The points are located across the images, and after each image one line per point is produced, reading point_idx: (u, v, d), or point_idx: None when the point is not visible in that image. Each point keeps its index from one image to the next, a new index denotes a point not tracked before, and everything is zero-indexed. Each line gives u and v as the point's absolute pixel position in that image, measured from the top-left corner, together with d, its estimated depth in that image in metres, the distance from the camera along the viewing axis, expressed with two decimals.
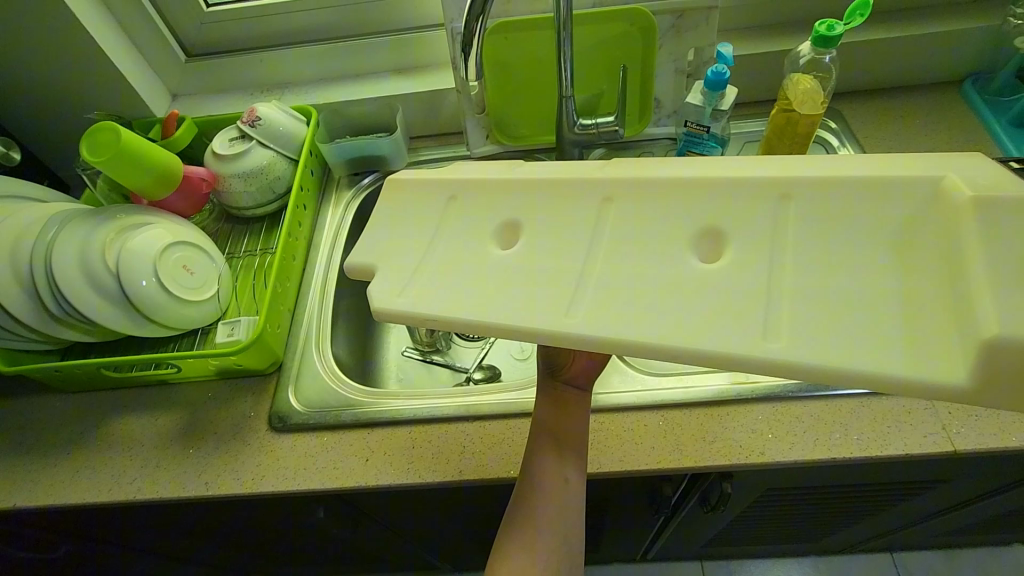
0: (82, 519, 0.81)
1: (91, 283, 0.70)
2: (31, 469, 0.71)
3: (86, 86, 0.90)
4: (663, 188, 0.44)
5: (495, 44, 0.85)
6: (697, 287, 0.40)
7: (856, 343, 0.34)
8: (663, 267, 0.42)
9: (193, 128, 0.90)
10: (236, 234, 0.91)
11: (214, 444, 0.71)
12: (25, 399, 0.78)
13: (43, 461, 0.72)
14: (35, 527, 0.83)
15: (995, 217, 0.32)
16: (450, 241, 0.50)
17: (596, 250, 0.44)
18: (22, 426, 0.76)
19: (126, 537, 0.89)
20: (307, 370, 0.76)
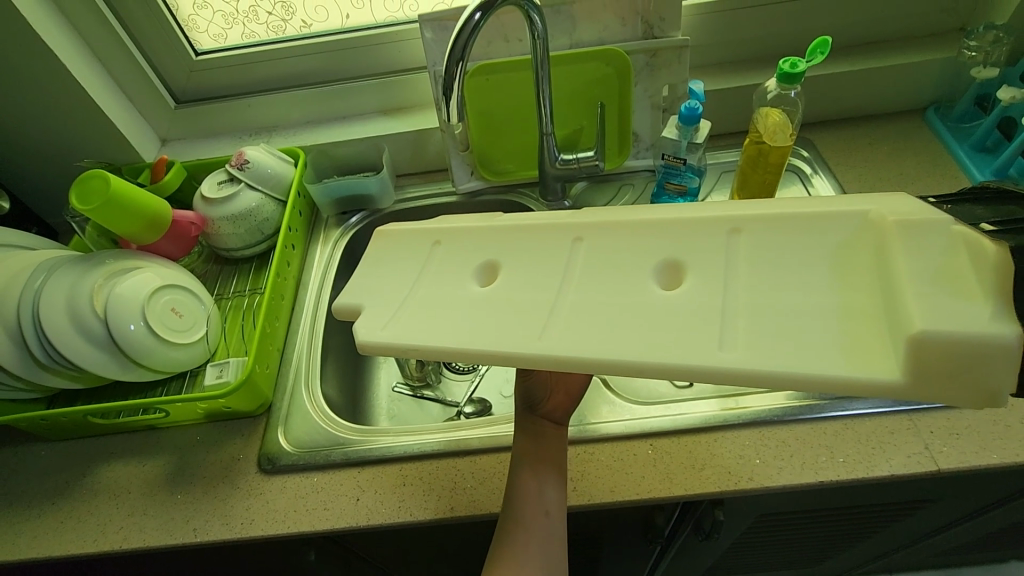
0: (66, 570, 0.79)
1: (80, 329, 0.70)
2: (14, 520, 0.70)
3: (76, 134, 0.91)
4: (640, 223, 0.46)
5: (477, 85, 0.88)
6: (669, 312, 0.41)
7: (807, 352, 0.36)
8: (637, 295, 0.43)
9: (183, 172, 0.92)
10: (225, 275, 0.92)
11: (203, 489, 0.70)
12: (9, 449, 0.77)
13: (26, 512, 0.71)
14: None
15: (913, 238, 0.36)
16: (437, 279, 0.51)
17: (575, 284, 0.45)
18: (6, 476, 0.74)
19: None
20: (296, 409, 0.76)
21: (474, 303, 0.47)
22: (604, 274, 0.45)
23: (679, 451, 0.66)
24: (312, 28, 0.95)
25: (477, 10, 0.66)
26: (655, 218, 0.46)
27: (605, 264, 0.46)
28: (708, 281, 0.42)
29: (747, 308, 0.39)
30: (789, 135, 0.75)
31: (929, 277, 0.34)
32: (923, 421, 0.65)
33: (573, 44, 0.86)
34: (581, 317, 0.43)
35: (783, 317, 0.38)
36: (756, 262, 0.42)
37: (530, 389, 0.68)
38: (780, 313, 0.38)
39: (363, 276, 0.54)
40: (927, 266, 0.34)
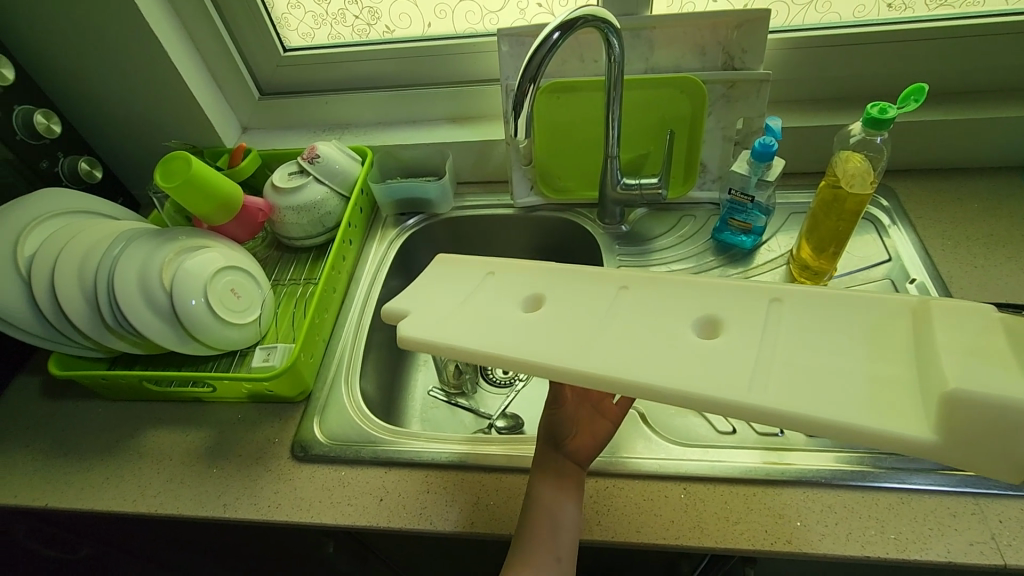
0: (106, 524, 0.83)
1: (147, 298, 0.74)
2: (66, 470, 0.75)
3: (168, 116, 0.97)
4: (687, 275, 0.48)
5: (548, 102, 0.88)
6: (712, 354, 0.40)
7: (834, 399, 0.36)
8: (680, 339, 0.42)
9: (258, 160, 0.96)
10: (284, 262, 0.95)
11: (237, 467, 0.73)
12: (71, 402, 0.82)
13: (78, 463, 0.75)
14: (61, 526, 0.86)
15: (951, 320, 0.37)
16: (481, 296, 0.51)
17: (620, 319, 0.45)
18: (66, 427, 0.80)
19: (143, 547, 0.91)
20: (333, 401, 0.78)
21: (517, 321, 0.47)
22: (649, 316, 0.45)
23: (716, 500, 0.63)
24: (394, 34, 0.98)
25: (556, 30, 0.66)
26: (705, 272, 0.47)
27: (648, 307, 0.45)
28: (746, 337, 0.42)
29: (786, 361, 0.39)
30: (869, 182, 0.70)
31: (963, 350, 0.35)
32: (991, 508, 0.59)
33: (649, 69, 0.85)
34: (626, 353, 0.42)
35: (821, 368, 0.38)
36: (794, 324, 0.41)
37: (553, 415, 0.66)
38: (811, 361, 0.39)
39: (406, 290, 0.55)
40: (962, 341, 0.35)
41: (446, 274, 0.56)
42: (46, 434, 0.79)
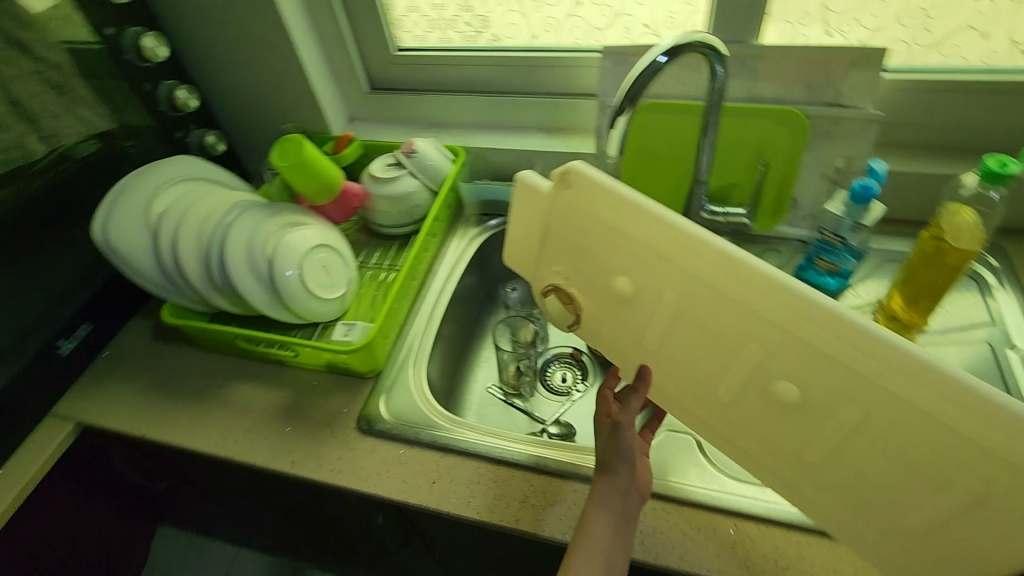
0: (186, 462, 0.91)
1: (250, 264, 0.82)
2: (164, 408, 0.83)
3: (288, 101, 1.06)
4: None
5: (642, 122, 0.89)
6: (798, 354, 0.45)
7: None
8: (763, 359, 0.48)
9: (360, 149, 1.03)
10: (371, 246, 1.02)
11: (307, 429, 0.78)
12: (173, 347, 0.92)
13: (173, 403, 0.84)
14: (150, 457, 0.96)
15: None
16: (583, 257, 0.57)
17: (709, 335, 0.51)
18: (167, 369, 0.89)
19: (213, 488, 0.99)
20: (400, 383, 0.82)
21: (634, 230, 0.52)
22: (718, 373, 0.53)
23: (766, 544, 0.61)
24: (501, 43, 1.02)
25: (662, 54, 0.67)
26: None
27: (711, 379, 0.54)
28: (796, 415, 0.49)
29: (844, 414, 0.45)
30: (978, 239, 0.67)
31: None
32: None
33: (750, 98, 0.84)
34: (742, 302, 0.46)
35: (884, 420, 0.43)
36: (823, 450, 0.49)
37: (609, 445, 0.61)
38: None
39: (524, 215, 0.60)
40: None
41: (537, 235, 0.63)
42: (150, 373, 0.88)
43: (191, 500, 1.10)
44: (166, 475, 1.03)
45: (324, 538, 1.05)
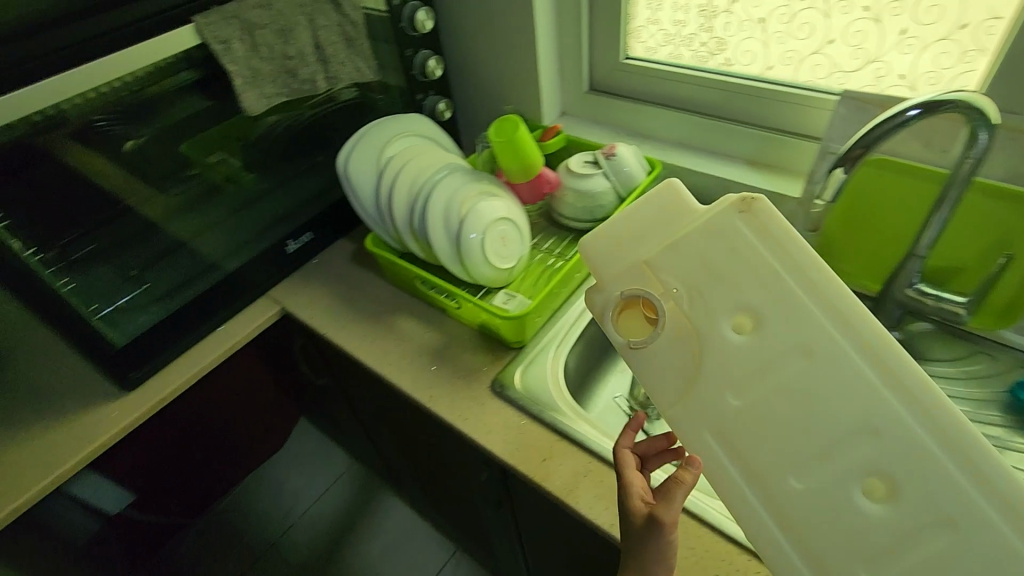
0: (345, 367, 1.07)
1: (445, 219, 0.91)
2: (345, 317, 0.98)
3: (514, 85, 1.16)
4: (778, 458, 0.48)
5: (865, 178, 0.82)
6: (884, 442, 0.45)
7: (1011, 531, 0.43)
8: (856, 458, 0.46)
9: (564, 142, 1.09)
10: (548, 232, 1.08)
11: (449, 373, 0.87)
12: (363, 270, 1.07)
13: (353, 316, 0.98)
14: (320, 353, 1.14)
15: None
16: (678, 274, 0.51)
17: (805, 415, 0.47)
18: (354, 286, 1.04)
19: (357, 396, 1.14)
20: (538, 362, 0.87)
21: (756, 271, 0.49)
22: (789, 469, 0.47)
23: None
24: (731, 68, 1.01)
25: (915, 108, 0.61)
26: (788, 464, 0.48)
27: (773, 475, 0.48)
28: (866, 537, 0.45)
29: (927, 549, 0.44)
30: None
31: None
32: None
33: (1011, 178, 0.73)
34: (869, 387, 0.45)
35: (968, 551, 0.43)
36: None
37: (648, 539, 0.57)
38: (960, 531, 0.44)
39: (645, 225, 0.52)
40: None
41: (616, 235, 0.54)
42: (342, 285, 1.04)
43: (336, 400, 1.28)
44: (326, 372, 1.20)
45: (427, 474, 1.16)
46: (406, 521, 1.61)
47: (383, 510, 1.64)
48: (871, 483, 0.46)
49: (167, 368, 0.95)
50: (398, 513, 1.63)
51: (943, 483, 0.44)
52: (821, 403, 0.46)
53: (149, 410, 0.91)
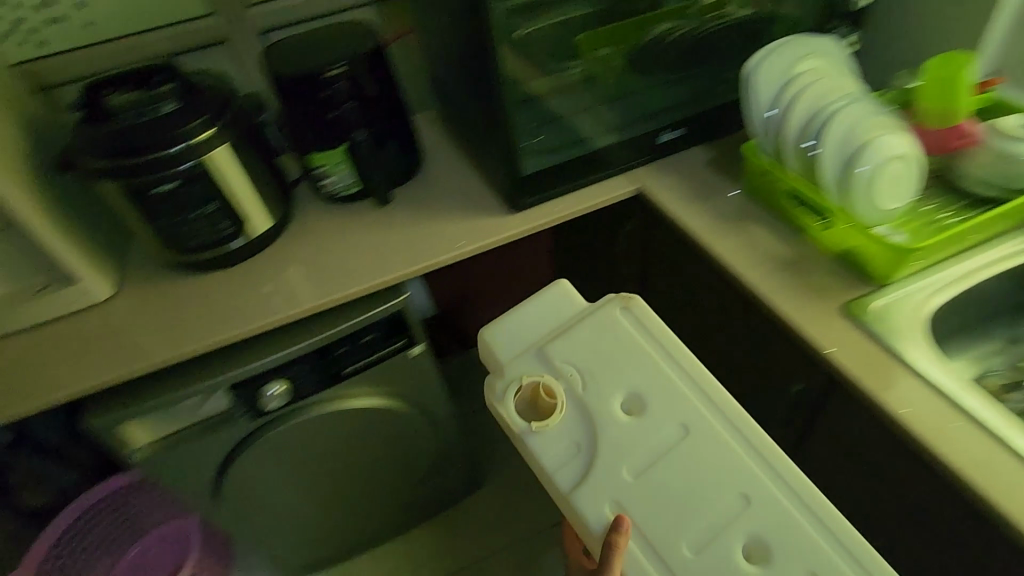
0: (653, 253, 1.07)
1: (835, 147, 0.81)
2: (684, 199, 0.96)
3: (944, 21, 0.99)
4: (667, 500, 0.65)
5: None
6: (754, 494, 0.64)
7: None
8: (719, 496, 0.64)
9: (990, 103, 0.96)
10: (933, 188, 0.95)
11: (798, 282, 0.83)
12: (704, 163, 1.02)
13: (695, 200, 0.96)
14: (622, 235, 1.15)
15: None
16: (599, 349, 0.73)
17: (681, 479, 0.65)
18: (697, 173, 1.01)
19: (644, 286, 1.14)
20: (901, 305, 0.80)
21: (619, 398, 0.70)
22: (678, 520, 0.64)
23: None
24: None
25: None
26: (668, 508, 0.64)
27: (655, 502, 0.65)
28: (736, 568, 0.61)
29: None
30: None
31: None
32: None
33: None
34: (717, 442, 0.67)
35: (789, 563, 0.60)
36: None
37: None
38: None
39: (535, 324, 0.78)
40: None
41: (541, 305, 0.78)
42: (684, 168, 1.02)
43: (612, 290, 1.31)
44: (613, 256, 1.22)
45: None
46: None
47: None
48: (749, 548, 0.62)
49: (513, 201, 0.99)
50: None
51: (775, 505, 0.63)
52: (710, 466, 0.66)
53: (532, 228, 0.97)
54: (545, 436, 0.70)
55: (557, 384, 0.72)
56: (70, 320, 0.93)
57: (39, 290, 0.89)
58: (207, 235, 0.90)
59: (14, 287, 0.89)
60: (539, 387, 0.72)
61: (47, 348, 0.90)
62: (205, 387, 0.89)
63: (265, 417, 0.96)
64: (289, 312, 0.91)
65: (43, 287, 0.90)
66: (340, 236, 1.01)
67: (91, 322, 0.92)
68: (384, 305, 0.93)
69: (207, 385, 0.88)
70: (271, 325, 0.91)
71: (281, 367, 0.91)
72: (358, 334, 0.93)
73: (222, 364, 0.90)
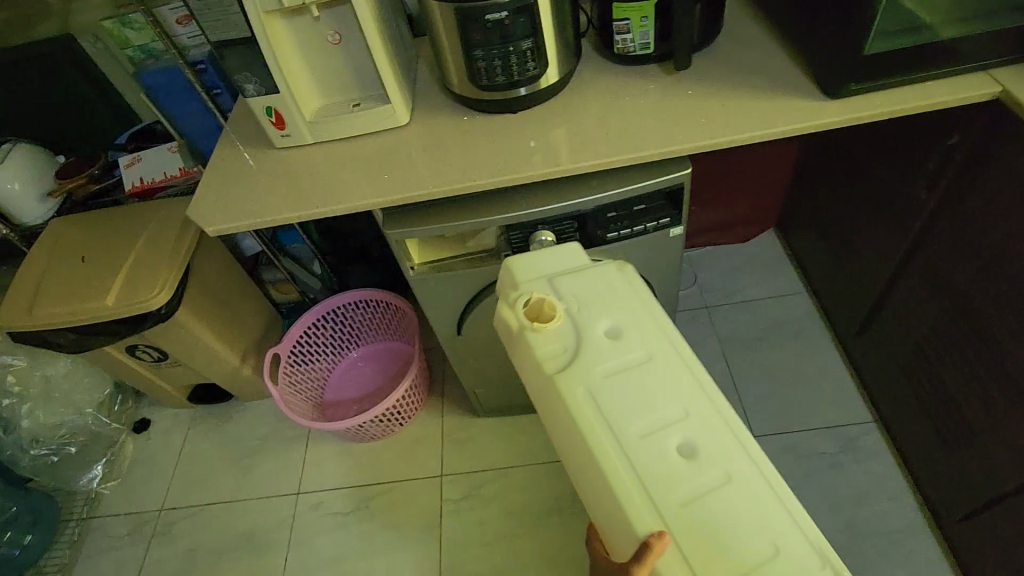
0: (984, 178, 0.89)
1: None
2: None
3: None
4: (604, 405, 0.60)
5: None
6: (696, 421, 0.60)
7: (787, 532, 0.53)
8: (659, 409, 0.60)
9: None
10: None
11: None
12: None
13: None
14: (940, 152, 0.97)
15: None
16: (578, 276, 0.71)
17: (621, 393, 0.61)
18: None
19: (949, 216, 0.97)
20: None
21: (618, 320, 0.67)
22: (610, 420, 0.59)
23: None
24: None
25: None
26: (610, 405, 0.60)
27: (614, 416, 0.59)
28: (664, 471, 0.56)
29: (712, 510, 0.54)
30: None
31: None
32: None
33: None
34: (679, 379, 0.62)
35: (743, 506, 0.54)
36: (677, 513, 0.54)
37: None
38: (719, 520, 0.53)
39: (541, 264, 0.75)
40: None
41: (554, 255, 0.75)
42: None
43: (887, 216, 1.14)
44: (912, 177, 1.04)
45: (981, 344, 0.96)
46: (839, 377, 1.39)
47: (820, 347, 1.44)
48: (681, 450, 0.58)
49: (836, 87, 0.85)
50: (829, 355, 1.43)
51: (716, 429, 0.59)
52: (657, 390, 0.62)
53: (855, 121, 0.83)
54: (544, 335, 0.65)
55: (561, 304, 0.67)
56: (371, 138, 1.01)
57: (355, 106, 0.99)
58: (507, 78, 0.90)
59: (336, 98, 1.00)
60: (542, 311, 0.66)
61: (354, 158, 0.99)
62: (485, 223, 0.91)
63: None
64: (576, 166, 0.88)
65: (358, 103, 0.99)
66: (627, 99, 0.95)
67: (389, 143, 1.00)
68: (665, 176, 0.89)
69: (488, 222, 0.91)
70: (556, 176, 0.89)
71: (555, 218, 0.91)
72: (631, 201, 0.91)
73: (502, 205, 0.92)
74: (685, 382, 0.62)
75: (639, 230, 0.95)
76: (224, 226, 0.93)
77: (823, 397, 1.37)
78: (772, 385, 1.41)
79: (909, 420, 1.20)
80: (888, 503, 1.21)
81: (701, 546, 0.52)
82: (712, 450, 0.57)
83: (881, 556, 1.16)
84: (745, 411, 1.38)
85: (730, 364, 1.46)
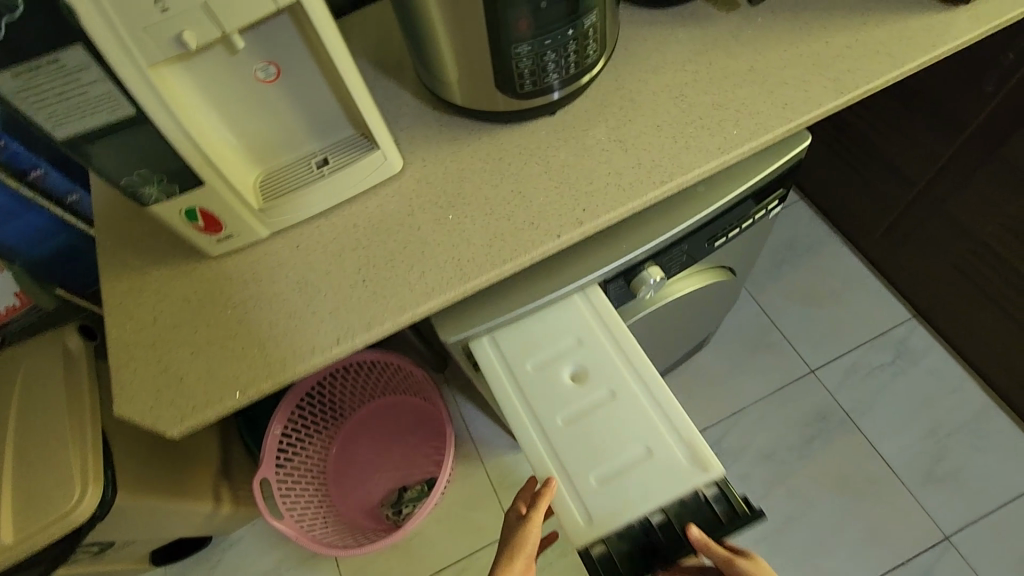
0: None
1: None
2: None
3: None
4: (510, 348, 0.65)
5: None
6: (582, 346, 0.64)
7: (660, 429, 0.59)
8: (555, 340, 0.64)
9: None
10: None
11: None
12: None
13: None
14: (1010, 36, 0.84)
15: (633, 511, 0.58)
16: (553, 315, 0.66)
17: (521, 328, 0.65)
18: None
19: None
20: None
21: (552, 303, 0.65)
22: (512, 355, 0.64)
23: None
24: None
25: None
26: (513, 347, 0.65)
27: (511, 356, 0.64)
28: (555, 396, 0.62)
29: (592, 417, 0.61)
30: None
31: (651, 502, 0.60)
32: None
33: None
34: (573, 309, 0.66)
35: (627, 418, 0.60)
36: (563, 433, 0.60)
37: (510, 536, 0.63)
38: (602, 429, 0.60)
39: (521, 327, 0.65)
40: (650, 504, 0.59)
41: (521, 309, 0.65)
42: None
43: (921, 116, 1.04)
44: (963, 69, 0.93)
45: None
46: (866, 281, 1.34)
47: (839, 256, 1.37)
48: (572, 372, 0.63)
49: None
50: (851, 260, 1.36)
51: (604, 349, 0.63)
52: (557, 321, 0.65)
53: (992, 31, 0.66)
54: None
55: None
56: (356, 204, 0.68)
57: (320, 165, 0.65)
58: (554, 75, 0.60)
59: (285, 159, 0.65)
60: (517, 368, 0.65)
61: (345, 242, 0.65)
62: (579, 286, 0.66)
63: (622, 310, 0.74)
64: (688, 176, 0.63)
65: (324, 159, 0.65)
66: (699, 59, 0.70)
67: (388, 206, 0.67)
68: (785, 157, 0.67)
69: (580, 285, 0.65)
70: (662, 196, 0.64)
71: (659, 250, 0.68)
72: (742, 201, 0.69)
73: (592, 255, 0.66)
74: (579, 318, 0.65)
75: (744, 226, 0.74)
76: (195, 419, 0.58)
77: (860, 308, 1.31)
78: (809, 312, 1.33)
79: (962, 311, 1.18)
80: (956, 396, 1.21)
81: (583, 455, 0.59)
82: (599, 370, 0.62)
83: (969, 449, 1.17)
84: (795, 349, 1.30)
85: (760, 303, 1.35)
